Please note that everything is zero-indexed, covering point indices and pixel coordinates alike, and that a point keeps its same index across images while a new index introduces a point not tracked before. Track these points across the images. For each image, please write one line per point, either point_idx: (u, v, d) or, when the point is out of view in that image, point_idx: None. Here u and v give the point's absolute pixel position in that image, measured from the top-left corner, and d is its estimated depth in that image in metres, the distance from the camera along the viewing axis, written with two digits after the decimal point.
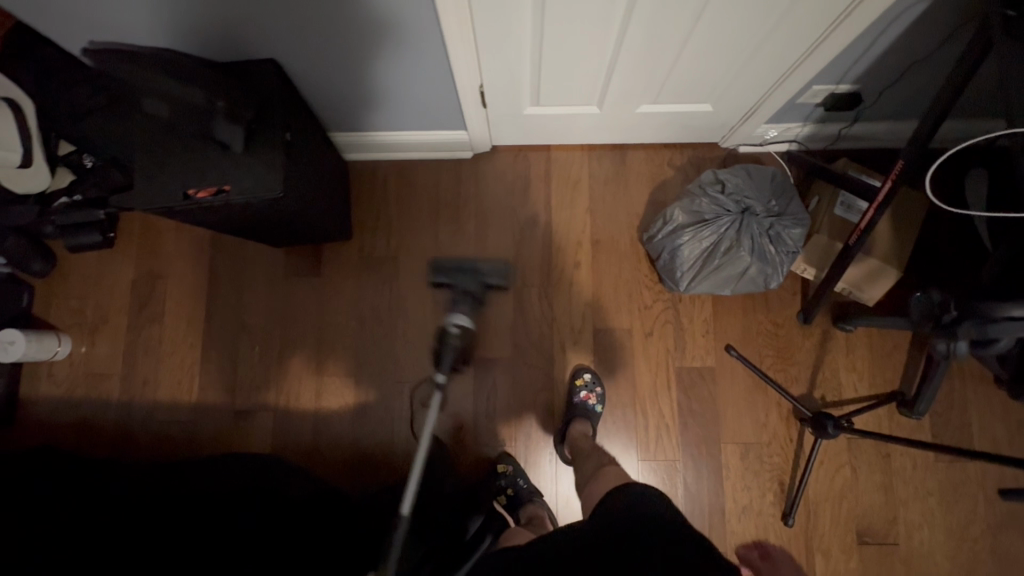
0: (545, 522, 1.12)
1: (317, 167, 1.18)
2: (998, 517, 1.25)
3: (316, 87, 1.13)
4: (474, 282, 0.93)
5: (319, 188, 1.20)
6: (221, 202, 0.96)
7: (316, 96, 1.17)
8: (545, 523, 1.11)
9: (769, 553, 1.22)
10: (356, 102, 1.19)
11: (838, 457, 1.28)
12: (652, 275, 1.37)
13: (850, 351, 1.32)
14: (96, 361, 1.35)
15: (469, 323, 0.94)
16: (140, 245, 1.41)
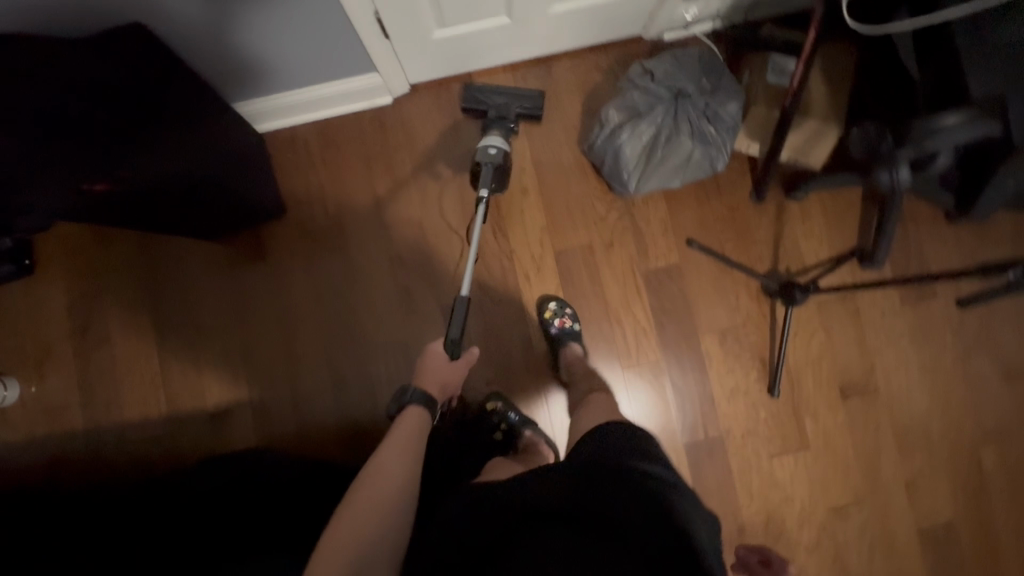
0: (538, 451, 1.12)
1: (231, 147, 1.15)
2: (965, 346, 1.31)
3: (204, 51, 1.04)
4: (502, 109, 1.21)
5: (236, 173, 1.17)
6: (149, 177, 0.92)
7: (200, 62, 1.07)
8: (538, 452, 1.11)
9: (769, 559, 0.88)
10: (253, 59, 1.10)
11: (811, 323, 1.31)
12: (601, 185, 1.34)
13: (807, 219, 1.33)
14: (51, 397, 1.29)
15: (501, 143, 1.11)
16: (64, 266, 1.32)
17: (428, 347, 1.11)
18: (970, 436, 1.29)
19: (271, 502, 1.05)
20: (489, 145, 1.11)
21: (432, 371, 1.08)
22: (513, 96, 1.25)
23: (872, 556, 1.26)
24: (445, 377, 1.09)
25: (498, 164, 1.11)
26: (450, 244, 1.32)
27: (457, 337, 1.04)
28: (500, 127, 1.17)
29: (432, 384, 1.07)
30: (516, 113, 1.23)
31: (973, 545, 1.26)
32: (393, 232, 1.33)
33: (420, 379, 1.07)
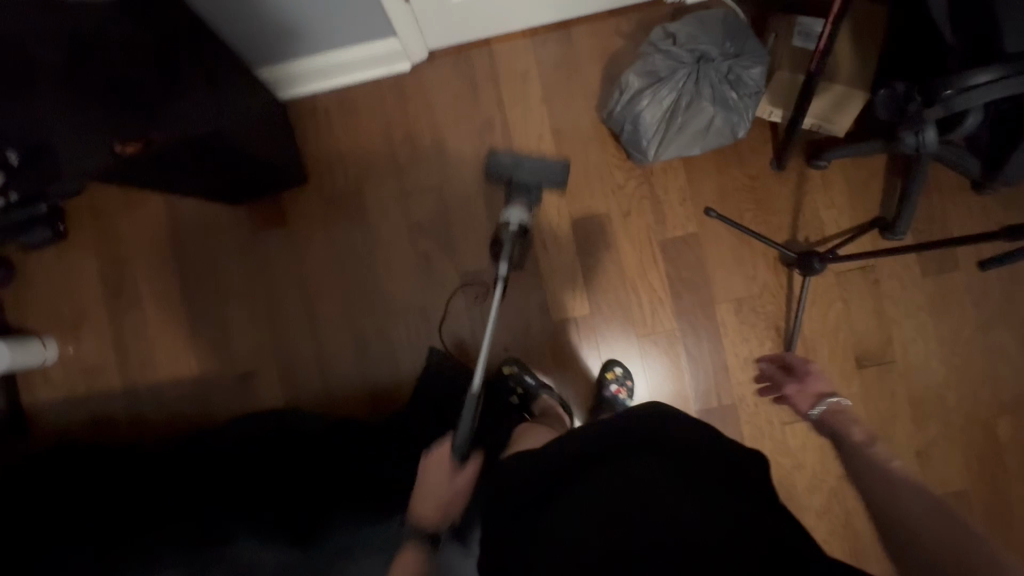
0: (558, 415, 1.15)
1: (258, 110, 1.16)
2: (986, 317, 1.30)
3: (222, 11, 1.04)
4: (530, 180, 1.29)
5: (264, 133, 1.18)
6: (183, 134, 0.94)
7: (207, 5, 1.04)
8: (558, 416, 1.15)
9: (790, 364, 0.98)
10: (271, 22, 1.11)
11: (829, 293, 1.31)
12: (619, 153, 1.33)
13: (828, 188, 1.31)
14: (88, 357, 1.35)
15: (523, 219, 1.20)
16: (97, 233, 1.36)
17: (425, 464, 1.01)
18: (987, 407, 1.29)
19: (295, 459, 1.10)
20: (510, 220, 1.19)
21: (432, 490, 0.98)
22: (534, 165, 1.31)
23: None
24: (445, 498, 0.98)
25: (516, 238, 1.19)
26: (469, 211, 1.34)
27: (465, 439, 1.01)
28: (523, 196, 1.26)
29: (430, 506, 0.97)
30: (537, 185, 1.30)
31: (985, 512, 1.28)
32: (412, 200, 1.35)
33: (417, 503, 0.97)
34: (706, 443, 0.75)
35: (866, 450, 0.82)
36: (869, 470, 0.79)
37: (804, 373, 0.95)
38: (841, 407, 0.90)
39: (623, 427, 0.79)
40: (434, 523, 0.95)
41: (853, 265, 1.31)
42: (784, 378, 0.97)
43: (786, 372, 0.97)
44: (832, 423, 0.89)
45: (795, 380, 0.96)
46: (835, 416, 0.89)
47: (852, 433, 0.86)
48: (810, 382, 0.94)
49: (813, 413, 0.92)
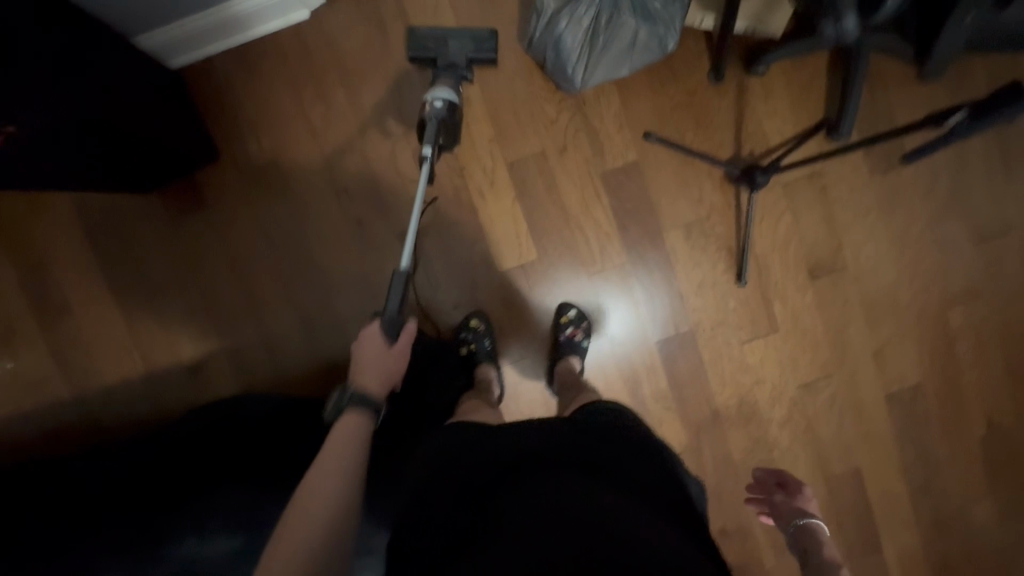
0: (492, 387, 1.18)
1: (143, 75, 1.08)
2: (935, 210, 1.28)
3: None
4: (460, 56, 1.03)
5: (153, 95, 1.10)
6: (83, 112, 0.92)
7: None
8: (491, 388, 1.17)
9: (784, 481, 0.94)
10: None
11: (777, 206, 1.27)
12: (548, 84, 1.24)
13: (769, 94, 1.25)
14: (27, 370, 1.27)
15: (450, 95, 0.95)
16: (4, 239, 1.25)
17: (360, 338, 0.93)
18: (939, 300, 1.30)
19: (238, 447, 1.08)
20: (435, 97, 0.94)
21: (372, 360, 0.90)
22: (460, 38, 1.05)
23: (841, 422, 1.32)
24: (388, 367, 0.91)
25: (443, 120, 0.95)
26: (398, 166, 1.26)
27: (396, 310, 0.92)
28: (450, 74, 1.01)
29: (373, 376, 0.89)
30: (465, 61, 1.04)
31: (937, 402, 1.32)
32: (338, 162, 1.26)
33: (358, 372, 0.89)
34: (648, 446, 0.82)
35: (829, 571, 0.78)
36: None
37: (796, 489, 0.93)
38: (824, 532, 0.86)
39: (571, 420, 0.85)
40: (379, 390, 0.87)
41: (799, 174, 1.27)
42: (774, 492, 0.94)
43: (779, 487, 0.94)
44: (805, 540, 0.85)
45: (785, 496, 0.93)
46: (808, 535, 0.86)
47: (823, 551, 0.82)
48: (799, 502, 0.91)
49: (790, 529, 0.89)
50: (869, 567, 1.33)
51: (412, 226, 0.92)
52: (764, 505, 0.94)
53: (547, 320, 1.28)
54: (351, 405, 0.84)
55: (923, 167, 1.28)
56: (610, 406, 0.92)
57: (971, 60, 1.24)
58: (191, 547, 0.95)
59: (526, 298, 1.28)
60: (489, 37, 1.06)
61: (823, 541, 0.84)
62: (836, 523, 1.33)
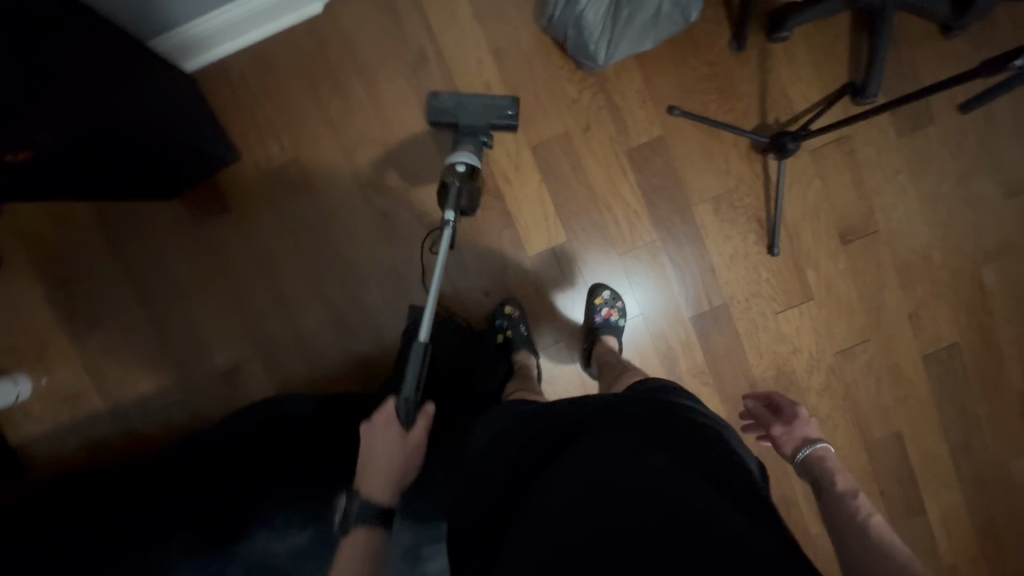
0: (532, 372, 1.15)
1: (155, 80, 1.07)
2: (964, 168, 1.27)
3: None
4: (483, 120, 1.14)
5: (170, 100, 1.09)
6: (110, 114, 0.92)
7: None
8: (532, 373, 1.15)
9: (776, 403, 0.93)
10: None
11: (804, 173, 1.26)
12: (567, 63, 1.23)
13: (792, 60, 1.23)
14: (64, 385, 1.26)
15: (473, 160, 1.03)
16: (32, 253, 1.24)
17: (372, 427, 0.86)
18: (972, 258, 1.29)
19: (281, 445, 1.09)
20: (458, 161, 1.02)
21: (382, 460, 0.83)
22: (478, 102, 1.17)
23: (880, 387, 1.31)
24: (400, 468, 0.84)
25: (464, 181, 1.02)
26: (420, 156, 1.25)
27: (411, 394, 0.89)
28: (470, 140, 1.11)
29: (385, 480, 0.81)
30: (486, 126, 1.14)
31: (974, 360, 1.31)
32: (360, 156, 1.25)
33: (371, 475, 0.82)
34: (680, 412, 0.77)
35: (842, 499, 0.77)
36: (842, 518, 0.74)
37: (792, 416, 0.90)
38: (828, 454, 0.84)
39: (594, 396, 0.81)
40: (388, 497, 0.80)
41: (826, 139, 1.26)
42: (770, 419, 0.91)
43: (775, 416, 0.91)
44: (815, 470, 0.83)
45: (783, 425, 0.90)
46: (816, 462, 0.83)
47: (834, 482, 0.80)
48: (798, 428, 0.89)
49: (797, 458, 0.86)
50: (914, 529, 1.33)
51: (428, 303, 0.96)
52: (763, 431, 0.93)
53: (581, 302, 1.27)
54: (359, 516, 0.77)
55: (952, 125, 1.26)
56: (654, 386, 0.87)
57: (993, 12, 1.23)
58: (266, 539, 1.00)
59: (559, 280, 1.27)
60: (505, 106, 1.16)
61: (829, 466, 0.82)
62: (880, 487, 1.33)
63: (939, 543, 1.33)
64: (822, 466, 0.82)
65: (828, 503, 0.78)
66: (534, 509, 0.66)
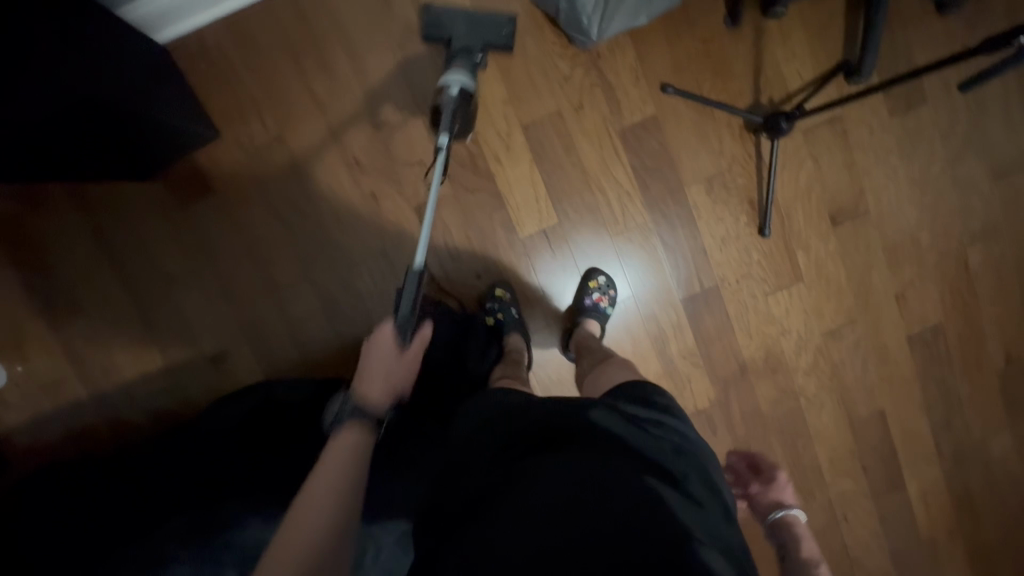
0: (523, 357, 1.16)
1: (133, 52, 1.03)
2: (955, 149, 1.27)
3: None
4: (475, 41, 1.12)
5: (150, 70, 1.06)
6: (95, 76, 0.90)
7: None
8: (521, 359, 1.15)
9: (758, 466, 0.96)
10: None
11: (798, 154, 1.25)
12: (559, 39, 1.20)
13: (786, 38, 1.22)
14: (43, 371, 1.23)
15: (468, 82, 1.00)
16: (3, 238, 1.20)
17: (370, 339, 0.86)
18: (959, 239, 1.30)
19: (277, 432, 1.09)
20: (450, 83, 1.00)
21: (377, 369, 0.84)
22: (474, 24, 1.16)
23: (866, 366, 1.33)
24: (393, 377, 0.85)
25: (459, 102, 0.99)
26: (407, 136, 1.21)
27: (409, 314, 0.87)
28: (465, 60, 1.05)
29: (378, 386, 0.82)
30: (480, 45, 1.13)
31: (958, 340, 1.34)
32: (344, 135, 1.21)
33: (363, 382, 0.82)
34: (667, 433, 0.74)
35: (805, 567, 0.80)
36: None
37: (771, 478, 0.94)
38: (798, 521, 0.88)
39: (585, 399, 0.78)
40: (381, 402, 0.81)
41: (819, 119, 1.25)
42: (749, 479, 0.96)
43: (753, 474, 0.96)
44: (783, 533, 0.86)
45: (761, 487, 0.94)
46: (784, 528, 0.87)
47: (800, 548, 0.83)
48: (773, 490, 0.93)
49: (769, 517, 0.90)
50: (895, 504, 1.37)
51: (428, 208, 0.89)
52: (740, 489, 0.97)
53: (574, 283, 1.26)
54: (353, 415, 0.77)
55: (944, 105, 1.26)
56: (650, 390, 0.83)
57: None
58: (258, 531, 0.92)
59: (552, 261, 1.25)
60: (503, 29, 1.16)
61: (797, 532, 0.86)
62: (863, 464, 1.36)
63: (918, 517, 1.37)
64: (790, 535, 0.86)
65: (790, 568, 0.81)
66: (505, 506, 0.62)
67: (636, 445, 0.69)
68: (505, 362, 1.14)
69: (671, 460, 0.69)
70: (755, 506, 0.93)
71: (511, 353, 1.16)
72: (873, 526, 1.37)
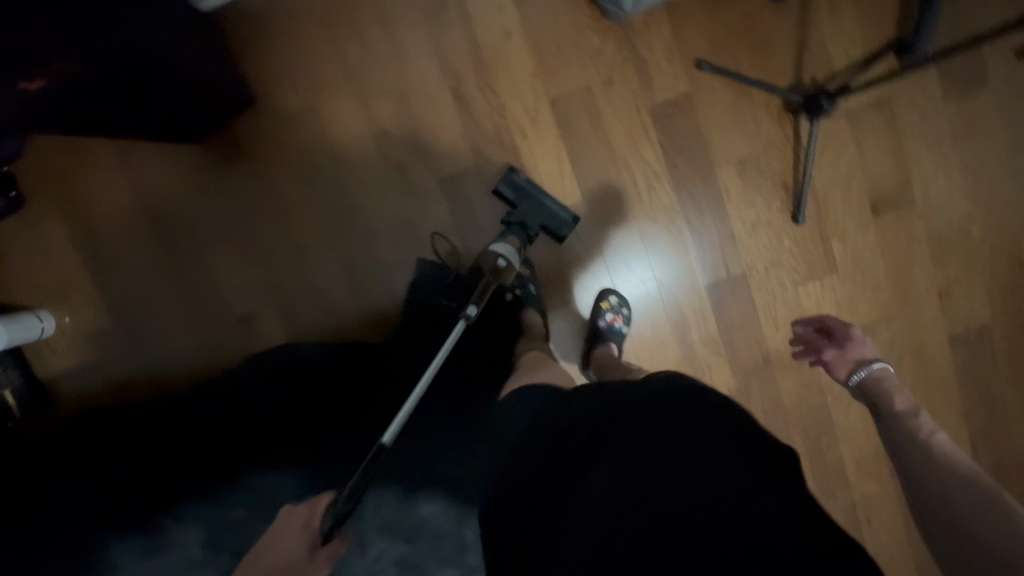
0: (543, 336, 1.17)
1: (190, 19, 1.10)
2: (1018, 137, 1.18)
3: None
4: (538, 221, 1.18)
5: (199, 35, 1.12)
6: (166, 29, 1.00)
7: None
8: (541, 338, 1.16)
9: (828, 328, 1.01)
10: None
11: (840, 138, 1.19)
12: (593, 11, 1.17)
13: (834, 13, 1.15)
14: (89, 324, 1.30)
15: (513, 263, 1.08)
16: (53, 194, 1.26)
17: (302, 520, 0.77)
18: (1015, 236, 1.21)
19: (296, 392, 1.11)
20: (500, 254, 1.07)
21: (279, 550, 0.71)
22: (546, 202, 1.19)
23: (901, 366, 1.27)
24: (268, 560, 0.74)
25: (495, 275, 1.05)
26: (433, 107, 1.21)
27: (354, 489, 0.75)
28: (519, 235, 1.15)
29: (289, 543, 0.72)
30: (538, 223, 1.18)
31: (1005, 343, 1.25)
32: (372, 105, 1.22)
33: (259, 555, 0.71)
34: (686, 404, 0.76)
35: (909, 420, 0.84)
36: (914, 443, 0.80)
37: (844, 339, 0.99)
38: (884, 374, 0.93)
39: (625, 384, 0.85)
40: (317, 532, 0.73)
41: (866, 100, 1.18)
42: (823, 343, 1.00)
43: (828, 339, 1.00)
44: (874, 391, 0.92)
45: (835, 345, 0.99)
46: (875, 384, 0.93)
47: (895, 402, 0.88)
48: (851, 349, 0.98)
49: (852, 379, 0.95)
50: None
51: (445, 340, 0.97)
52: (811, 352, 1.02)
53: (592, 276, 1.25)
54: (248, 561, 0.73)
55: (1008, 89, 1.17)
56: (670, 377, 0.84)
57: None
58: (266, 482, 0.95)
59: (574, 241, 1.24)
60: (566, 221, 1.19)
61: (887, 384, 0.91)
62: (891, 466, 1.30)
63: None
64: (880, 390, 0.91)
65: (890, 422, 0.86)
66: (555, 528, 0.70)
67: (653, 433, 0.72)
68: (526, 341, 1.14)
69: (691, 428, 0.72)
70: (834, 365, 0.99)
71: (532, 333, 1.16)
72: (898, 532, 1.32)
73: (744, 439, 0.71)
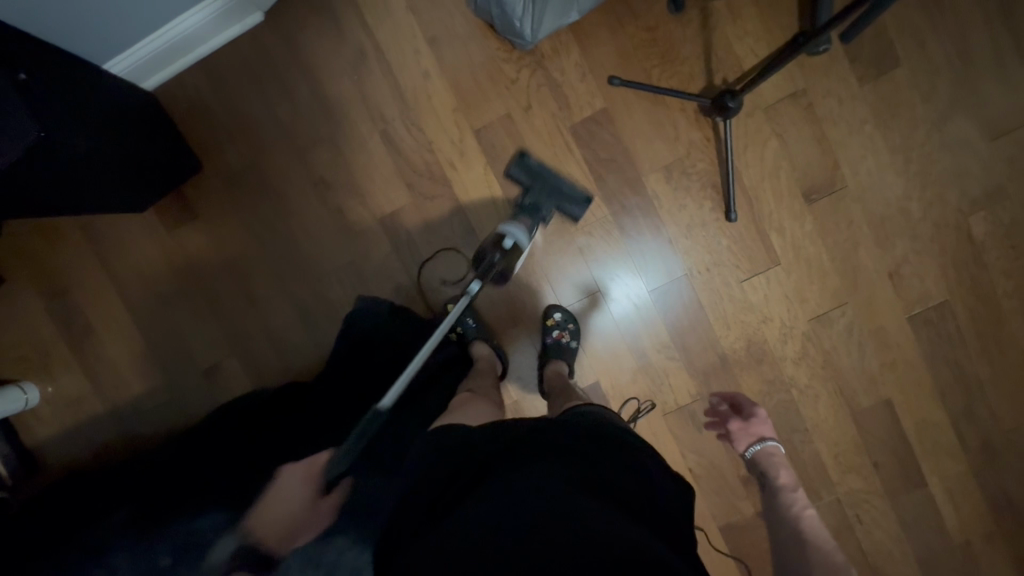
0: (489, 367, 1.19)
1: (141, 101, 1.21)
2: (939, 110, 1.18)
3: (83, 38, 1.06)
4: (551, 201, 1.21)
5: (151, 115, 1.22)
6: (112, 105, 1.10)
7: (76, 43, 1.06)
8: (487, 368, 1.18)
9: (739, 405, 1.14)
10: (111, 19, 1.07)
11: (760, 132, 1.21)
12: (504, 45, 1.23)
13: (735, 16, 1.19)
14: (67, 392, 1.36)
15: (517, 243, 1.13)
16: (30, 269, 1.35)
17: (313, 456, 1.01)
18: (957, 207, 1.19)
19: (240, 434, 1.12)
20: (507, 234, 1.13)
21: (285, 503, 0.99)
22: (562, 179, 1.22)
23: (863, 353, 1.23)
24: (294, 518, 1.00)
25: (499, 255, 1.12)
26: (366, 150, 1.27)
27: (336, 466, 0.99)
28: (528, 218, 1.19)
29: (273, 523, 0.98)
30: (551, 203, 1.22)
31: (970, 318, 1.21)
32: (311, 156, 1.29)
33: (258, 518, 0.98)
34: (632, 456, 0.82)
35: (787, 496, 1.06)
36: (786, 521, 1.03)
37: (750, 415, 1.12)
38: (775, 450, 1.10)
39: (587, 421, 0.90)
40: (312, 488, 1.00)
41: (781, 94, 1.20)
42: (731, 417, 1.13)
43: (733, 412, 1.14)
44: (764, 464, 1.09)
45: (740, 421, 1.12)
46: (766, 458, 1.09)
47: (779, 476, 1.08)
48: (753, 424, 1.11)
49: (748, 452, 1.11)
50: (916, 504, 1.24)
51: (422, 346, 1.00)
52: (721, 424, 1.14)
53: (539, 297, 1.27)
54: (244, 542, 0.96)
55: (921, 66, 1.17)
56: (619, 426, 0.91)
57: None
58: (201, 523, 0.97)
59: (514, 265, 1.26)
60: (578, 201, 1.22)
61: (776, 462, 1.09)
62: (872, 460, 1.24)
63: (946, 519, 1.23)
64: (773, 466, 1.09)
65: (770, 496, 1.07)
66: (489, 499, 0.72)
67: (602, 468, 0.77)
68: (473, 374, 1.17)
69: (632, 477, 0.78)
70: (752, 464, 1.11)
71: (479, 363, 1.19)
72: (893, 530, 1.24)
73: (667, 508, 0.76)
